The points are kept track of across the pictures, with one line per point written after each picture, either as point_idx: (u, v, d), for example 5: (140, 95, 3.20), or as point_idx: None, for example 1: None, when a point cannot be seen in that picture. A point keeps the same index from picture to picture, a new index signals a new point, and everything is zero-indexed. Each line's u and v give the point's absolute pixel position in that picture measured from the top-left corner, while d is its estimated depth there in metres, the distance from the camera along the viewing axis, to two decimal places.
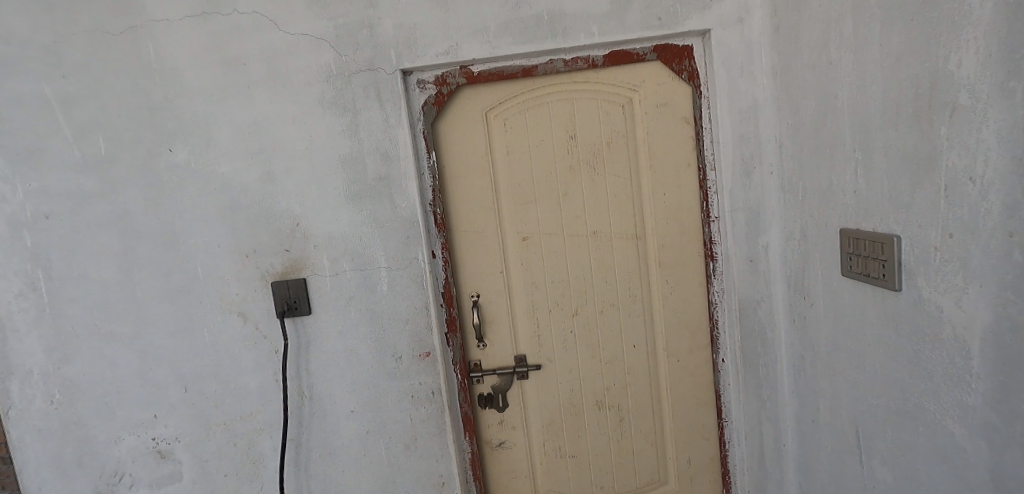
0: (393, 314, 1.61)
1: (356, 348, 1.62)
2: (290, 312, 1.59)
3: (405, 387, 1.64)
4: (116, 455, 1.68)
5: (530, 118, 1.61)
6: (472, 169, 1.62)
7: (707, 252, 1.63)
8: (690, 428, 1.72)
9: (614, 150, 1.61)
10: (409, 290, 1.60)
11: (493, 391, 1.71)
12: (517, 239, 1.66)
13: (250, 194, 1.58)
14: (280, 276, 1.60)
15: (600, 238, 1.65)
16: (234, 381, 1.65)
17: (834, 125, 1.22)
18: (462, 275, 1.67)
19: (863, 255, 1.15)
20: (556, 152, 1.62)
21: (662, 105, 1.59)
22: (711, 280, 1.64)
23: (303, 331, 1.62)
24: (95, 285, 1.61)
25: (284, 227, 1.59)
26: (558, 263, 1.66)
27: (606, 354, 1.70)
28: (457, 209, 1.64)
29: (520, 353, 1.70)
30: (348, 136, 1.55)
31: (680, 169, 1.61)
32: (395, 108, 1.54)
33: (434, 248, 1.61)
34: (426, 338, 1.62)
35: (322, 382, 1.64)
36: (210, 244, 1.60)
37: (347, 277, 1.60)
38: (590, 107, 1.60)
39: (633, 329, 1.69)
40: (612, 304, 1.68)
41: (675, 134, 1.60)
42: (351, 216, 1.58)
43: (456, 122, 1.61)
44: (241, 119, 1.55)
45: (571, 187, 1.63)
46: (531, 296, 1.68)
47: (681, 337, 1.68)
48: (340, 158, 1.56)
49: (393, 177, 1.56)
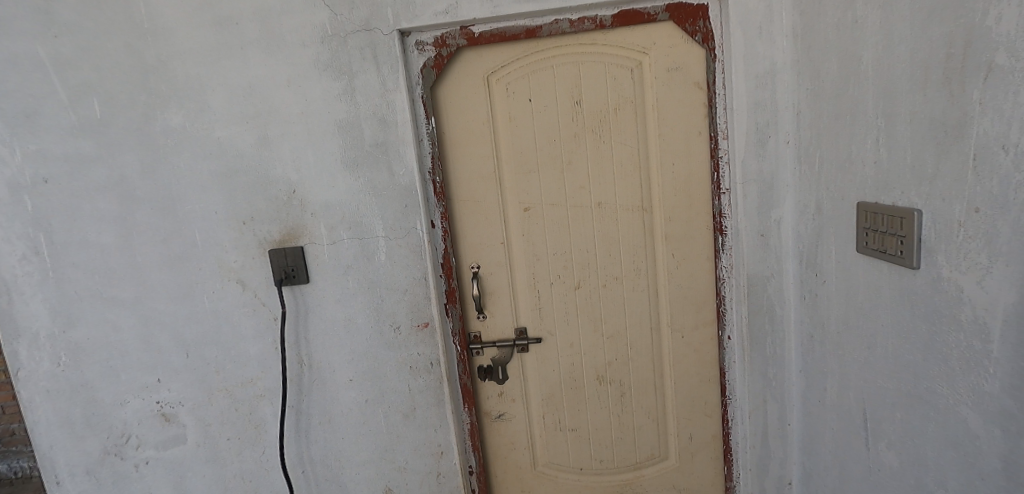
0: (392, 284, 1.58)
1: (354, 318, 1.61)
2: (288, 281, 1.58)
3: (404, 358, 1.62)
4: (123, 417, 1.71)
5: (534, 83, 1.54)
6: (473, 136, 1.57)
7: (716, 225, 1.56)
8: (693, 405, 1.69)
9: (621, 117, 1.54)
10: (407, 260, 1.57)
11: (492, 363, 1.69)
12: (519, 209, 1.61)
13: (247, 160, 1.54)
14: (278, 244, 1.58)
15: (605, 209, 1.59)
16: (234, 348, 1.65)
17: (856, 91, 1.14)
18: (462, 246, 1.63)
19: (880, 230, 1.08)
20: (560, 118, 1.55)
21: (673, 69, 1.50)
22: (719, 255, 1.58)
23: (301, 300, 1.61)
24: (97, 250, 1.61)
25: (281, 194, 1.56)
26: (561, 235, 1.61)
27: (609, 329, 1.66)
28: (458, 178, 1.59)
29: (520, 325, 1.68)
30: (344, 100, 1.50)
31: (691, 137, 1.53)
32: (393, 70, 1.48)
33: (433, 218, 1.57)
34: (425, 309, 1.60)
35: (321, 351, 1.63)
36: (207, 210, 1.58)
37: (345, 246, 1.57)
38: (597, 70, 1.52)
39: (637, 304, 1.64)
40: (615, 278, 1.63)
41: (686, 100, 1.51)
42: (348, 183, 1.54)
43: (456, 87, 1.54)
44: (235, 82, 1.51)
45: (575, 156, 1.57)
46: (533, 269, 1.64)
47: (687, 314, 1.63)
48: (337, 123, 1.51)
49: (391, 143, 1.51)
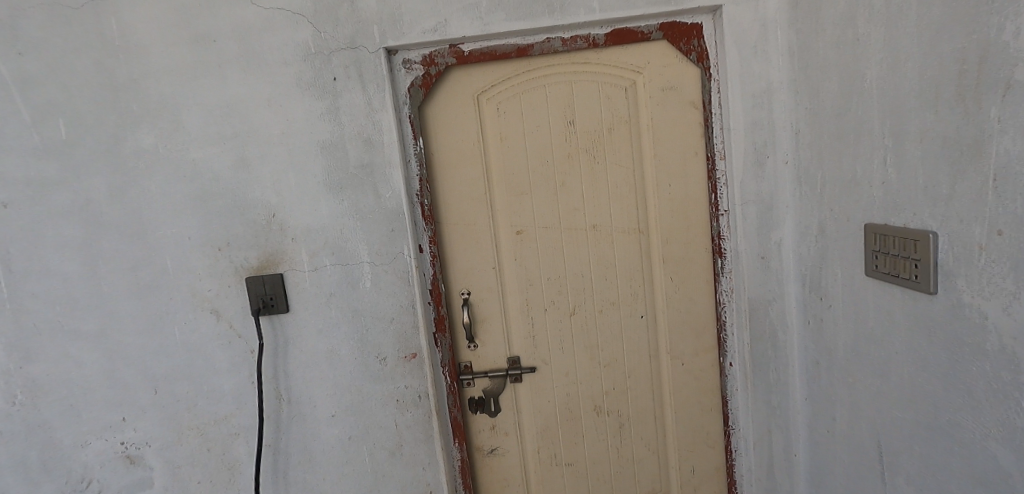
0: (377, 313, 1.50)
1: (337, 349, 1.51)
2: (265, 310, 1.48)
3: (390, 391, 1.53)
4: (83, 460, 1.58)
5: (525, 102, 1.49)
6: (463, 157, 1.51)
7: (715, 248, 1.51)
8: (694, 436, 1.61)
9: (616, 137, 1.50)
10: (394, 287, 1.49)
11: (484, 395, 1.60)
12: (511, 233, 1.54)
13: (223, 182, 1.46)
14: (255, 271, 1.49)
15: (600, 232, 1.54)
16: (207, 383, 1.54)
17: (860, 110, 1.10)
18: (452, 271, 1.56)
19: (892, 253, 1.04)
20: (552, 139, 1.50)
21: (668, 89, 1.46)
22: (719, 278, 1.52)
23: (279, 330, 1.51)
24: (58, 279, 1.50)
25: (259, 218, 1.47)
26: (555, 259, 1.55)
27: (606, 357, 1.59)
28: (447, 200, 1.53)
29: (513, 354, 1.60)
30: (328, 120, 1.43)
31: (687, 157, 1.49)
32: (379, 89, 1.42)
33: (421, 242, 1.50)
34: (413, 339, 1.51)
35: (301, 385, 1.53)
36: (180, 236, 1.48)
37: (327, 272, 1.48)
38: (590, 89, 1.48)
39: (634, 330, 1.57)
40: (612, 303, 1.56)
41: (682, 120, 1.47)
42: (331, 206, 1.46)
43: (445, 106, 1.49)
44: (212, 101, 1.43)
45: (568, 177, 1.52)
46: (525, 294, 1.57)
47: (687, 340, 1.57)
48: (319, 144, 1.44)
49: (377, 164, 1.44)
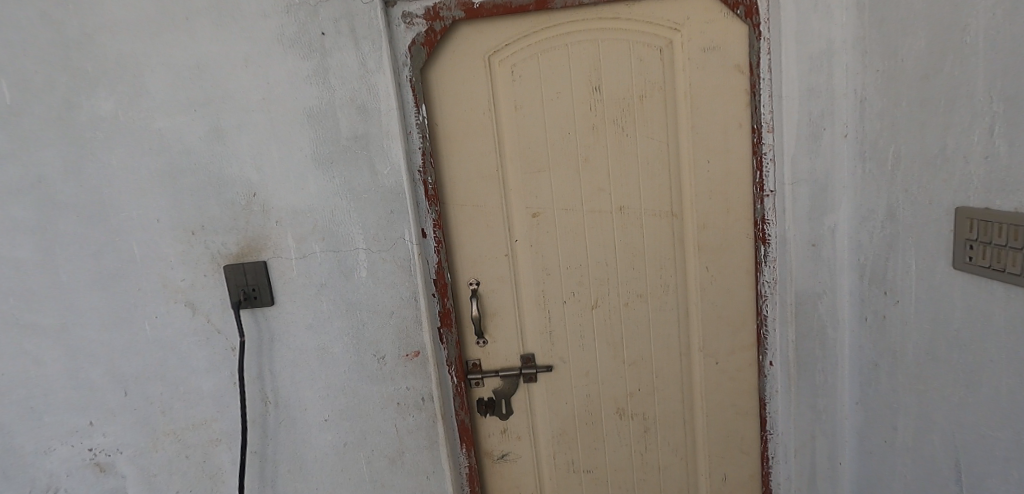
0: (375, 306, 1.32)
1: (330, 346, 1.34)
2: (247, 303, 1.30)
3: (390, 393, 1.36)
4: (47, 468, 1.41)
5: (544, 64, 1.29)
6: (472, 128, 1.32)
7: (758, 233, 1.34)
8: (727, 440, 1.46)
9: (648, 106, 1.30)
10: (393, 277, 1.31)
11: (494, 396, 1.44)
12: (526, 215, 1.36)
13: (196, 156, 1.26)
14: (235, 258, 1.31)
15: (627, 215, 1.36)
16: (184, 384, 1.37)
17: (957, 70, 0.91)
18: (459, 258, 1.38)
19: (997, 243, 0.86)
20: (575, 107, 1.31)
21: (710, 49, 1.27)
22: (761, 268, 1.35)
23: (264, 325, 1.33)
24: (9, 267, 1.31)
25: (238, 198, 1.28)
26: (576, 245, 1.37)
27: (631, 355, 1.42)
28: (454, 178, 1.34)
29: (527, 352, 1.43)
30: (315, 84, 1.23)
31: (729, 130, 1.30)
32: (376, 48, 1.22)
33: (425, 225, 1.31)
34: (415, 336, 1.34)
35: (289, 386, 1.36)
36: (148, 218, 1.29)
37: (317, 260, 1.30)
38: (619, 50, 1.28)
39: (664, 325, 1.41)
40: (638, 294, 1.39)
41: (725, 86, 1.28)
42: (321, 184, 1.27)
43: (452, 69, 1.29)
44: (180, 61, 1.23)
45: (593, 152, 1.33)
46: (542, 285, 1.39)
47: (722, 337, 1.40)
48: (306, 112, 1.24)
49: (373, 136, 1.25)
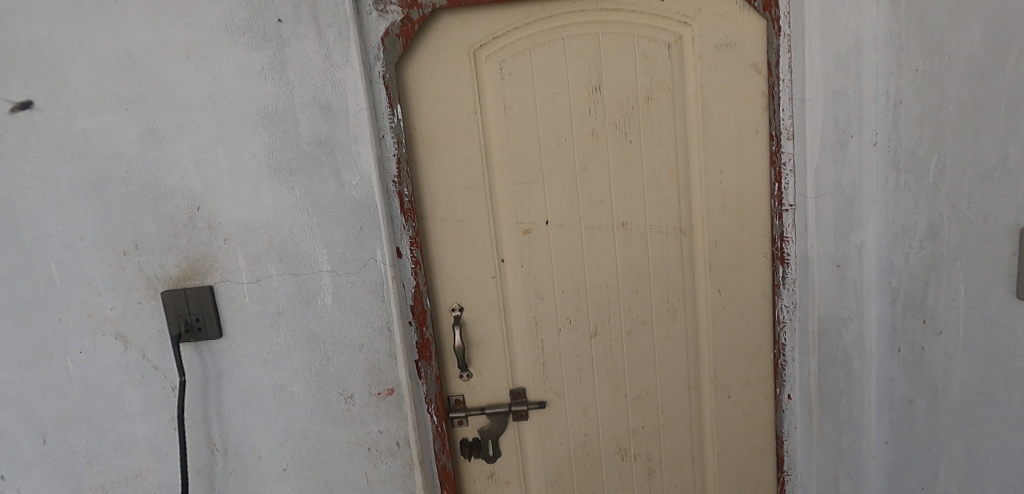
0: (341, 338, 1.14)
1: (288, 384, 1.15)
2: (190, 335, 1.11)
3: (359, 437, 1.18)
4: None
5: (537, 61, 1.14)
6: (455, 132, 1.15)
7: (776, 253, 1.19)
8: (740, 481, 1.32)
9: (654, 109, 1.16)
10: (363, 304, 1.13)
11: (480, 436, 1.26)
12: (516, 232, 1.20)
13: (127, 163, 1.07)
14: (175, 282, 1.11)
15: (630, 232, 1.21)
16: (114, 430, 1.16)
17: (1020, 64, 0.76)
18: (439, 281, 1.20)
19: None
20: (573, 110, 1.16)
21: (723, 46, 1.13)
22: (779, 291, 1.21)
23: (209, 361, 1.13)
24: None
25: (179, 211, 1.09)
26: (573, 266, 1.22)
27: (634, 389, 1.27)
28: (434, 190, 1.17)
29: (517, 386, 1.26)
30: (271, 79, 1.05)
31: (744, 137, 1.16)
32: (342, 39, 1.05)
33: (400, 244, 1.14)
34: (389, 371, 1.16)
35: (241, 431, 1.16)
36: (69, 235, 1.09)
37: (273, 284, 1.12)
38: (622, 46, 1.13)
39: (670, 355, 1.26)
40: (642, 321, 1.24)
41: (740, 87, 1.14)
42: (277, 196, 1.09)
43: (432, 65, 1.12)
44: (106, 50, 1.03)
45: (592, 161, 1.18)
46: (534, 311, 1.23)
47: (735, 368, 1.26)
48: (260, 112, 1.06)
49: (339, 141, 1.07)
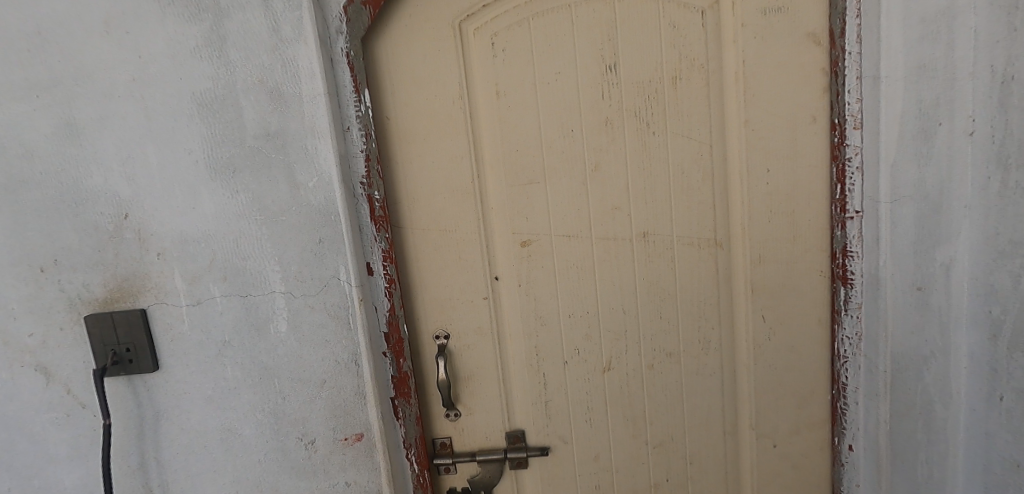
0: (300, 372, 0.94)
1: (238, 427, 0.96)
2: (119, 369, 0.93)
3: (324, 489, 0.99)
4: None
5: (538, 34, 0.92)
6: (437, 123, 0.94)
7: (835, 271, 0.96)
8: None
9: (683, 93, 0.93)
10: (324, 332, 0.93)
11: (470, 486, 1.06)
12: (513, 244, 0.99)
13: (41, 162, 0.88)
14: (101, 306, 0.93)
15: (652, 244, 0.99)
16: (39, 476, 0.99)
17: None
18: (420, 303, 1.00)
19: None
20: (582, 96, 0.94)
21: (772, 11, 0.89)
22: (838, 319, 0.98)
23: (144, 398, 0.95)
24: None
25: (104, 221, 0.90)
26: (582, 285, 1.00)
27: (656, 433, 1.06)
28: (412, 193, 0.96)
29: (516, 428, 1.05)
30: (207, 58, 0.85)
31: (798, 128, 0.93)
32: (293, 6, 0.84)
33: (371, 260, 0.94)
34: (357, 413, 0.96)
35: (185, 480, 0.98)
36: None
37: (217, 308, 0.93)
38: (645, 13, 0.91)
39: (701, 393, 1.04)
40: (666, 353, 1.02)
41: (793, 63, 0.91)
42: (219, 202, 0.89)
43: (408, 40, 0.91)
44: (11, 23, 0.84)
45: (605, 158, 0.96)
46: (535, 339, 1.02)
47: (780, 410, 1.04)
48: (195, 100, 0.87)
49: (292, 134, 0.87)
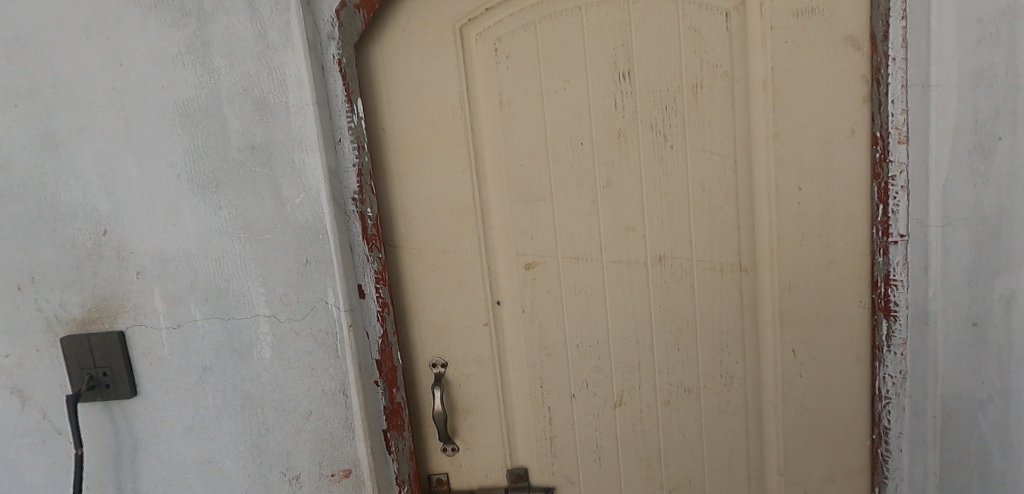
0: (285, 402, 0.88)
1: (219, 459, 0.90)
2: (95, 394, 0.87)
3: None
4: None
5: (545, 40, 0.85)
6: (436, 135, 0.87)
7: (876, 301, 0.86)
8: None
9: (704, 103, 0.85)
10: (311, 360, 0.86)
11: None
12: (517, 266, 0.91)
13: (18, 175, 0.83)
14: (79, 327, 0.87)
15: (669, 269, 0.90)
16: None
17: None
18: (416, 328, 0.93)
19: None
20: (593, 106, 0.86)
21: (805, 13, 0.80)
22: (879, 354, 0.87)
23: (121, 425, 0.89)
24: None
25: (82, 237, 0.85)
26: (591, 312, 0.92)
27: (672, 475, 0.97)
28: (409, 210, 0.89)
29: (518, 466, 0.97)
30: (191, 66, 0.80)
31: (834, 142, 0.84)
32: (280, 10, 0.78)
33: (362, 282, 0.87)
34: (345, 447, 0.89)
35: None
36: None
37: (198, 331, 0.87)
38: (662, 16, 0.83)
39: (723, 433, 0.95)
40: (684, 388, 0.93)
41: (828, 71, 0.82)
42: (202, 219, 0.84)
43: (405, 47, 0.85)
44: None
45: (618, 174, 0.88)
46: (540, 369, 0.94)
47: (811, 454, 0.94)
48: (177, 109, 0.81)
49: (279, 146, 0.81)
